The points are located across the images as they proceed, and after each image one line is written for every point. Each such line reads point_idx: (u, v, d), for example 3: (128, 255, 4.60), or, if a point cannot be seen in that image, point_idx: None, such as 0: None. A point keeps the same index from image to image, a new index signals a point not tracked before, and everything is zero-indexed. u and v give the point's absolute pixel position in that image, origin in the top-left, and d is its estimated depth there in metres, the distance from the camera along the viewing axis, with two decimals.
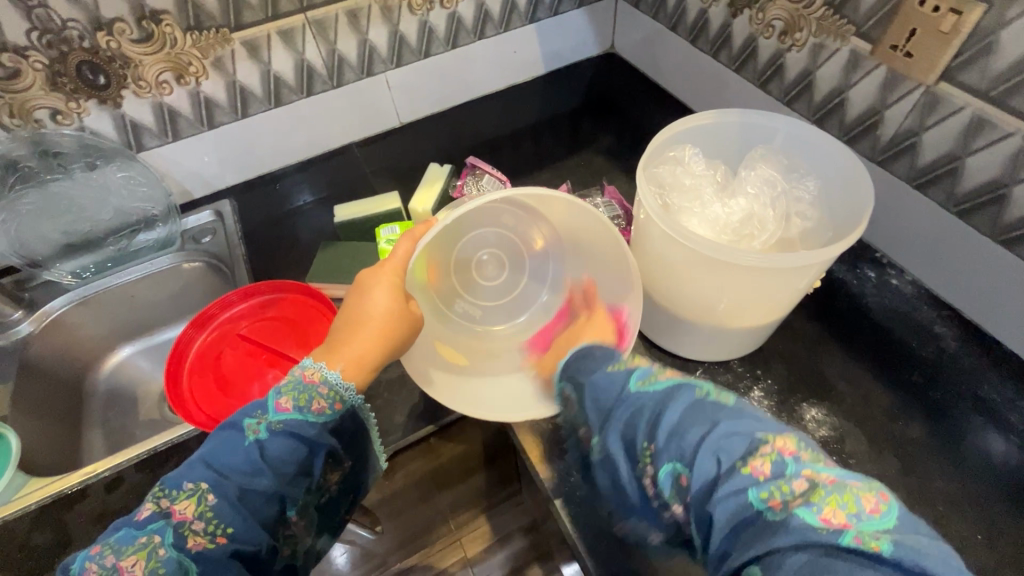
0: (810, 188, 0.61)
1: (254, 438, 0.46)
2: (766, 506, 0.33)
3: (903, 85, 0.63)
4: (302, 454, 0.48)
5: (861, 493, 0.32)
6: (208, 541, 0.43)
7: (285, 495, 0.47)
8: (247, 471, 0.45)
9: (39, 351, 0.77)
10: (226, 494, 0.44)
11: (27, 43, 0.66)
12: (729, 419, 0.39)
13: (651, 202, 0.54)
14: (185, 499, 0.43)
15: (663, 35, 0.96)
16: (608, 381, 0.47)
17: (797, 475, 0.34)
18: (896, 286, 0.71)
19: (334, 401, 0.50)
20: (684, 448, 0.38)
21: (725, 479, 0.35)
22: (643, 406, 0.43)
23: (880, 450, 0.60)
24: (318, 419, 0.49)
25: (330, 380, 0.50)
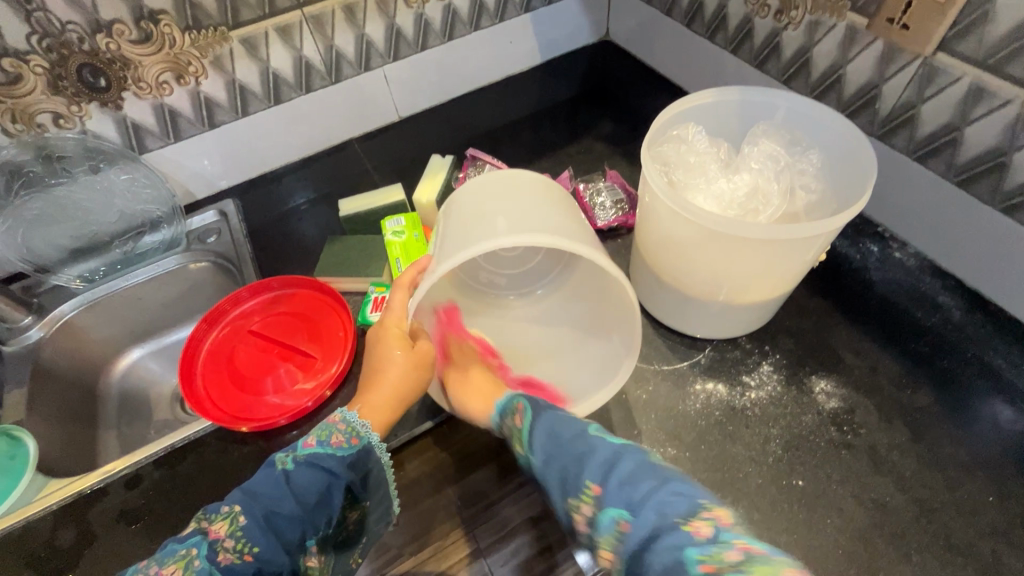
0: (813, 161, 0.62)
1: (281, 468, 0.49)
2: (700, 568, 0.35)
3: (900, 58, 0.64)
4: (322, 484, 0.49)
5: (782, 565, 0.34)
6: (235, 558, 0.45)
7: (307, 523, 0.48)
8: (274, 496, 0.47)
9: (51, 356, 0.78)
10: (255, 514, 0.46)
11: (27, 47, 0.66)
12: (675, 480, 0.41)
13: (657, 181, 0.55)
14: (220, 520, 0.46)
15: (658, 20, 0.96)
16: (567, 422, 0.50)
17: (731, 544, 0.36)
18: (899, 259, 0.72)
19: (351, 436, 0.52)
20: (632, 497, 0.41)
21: (667, 533, 0.38)
22: (600, 454, 0.46)
23: (889, 418, 0.60)
24: (335, 452, 0.51)
25: (349, 418, 0.53)
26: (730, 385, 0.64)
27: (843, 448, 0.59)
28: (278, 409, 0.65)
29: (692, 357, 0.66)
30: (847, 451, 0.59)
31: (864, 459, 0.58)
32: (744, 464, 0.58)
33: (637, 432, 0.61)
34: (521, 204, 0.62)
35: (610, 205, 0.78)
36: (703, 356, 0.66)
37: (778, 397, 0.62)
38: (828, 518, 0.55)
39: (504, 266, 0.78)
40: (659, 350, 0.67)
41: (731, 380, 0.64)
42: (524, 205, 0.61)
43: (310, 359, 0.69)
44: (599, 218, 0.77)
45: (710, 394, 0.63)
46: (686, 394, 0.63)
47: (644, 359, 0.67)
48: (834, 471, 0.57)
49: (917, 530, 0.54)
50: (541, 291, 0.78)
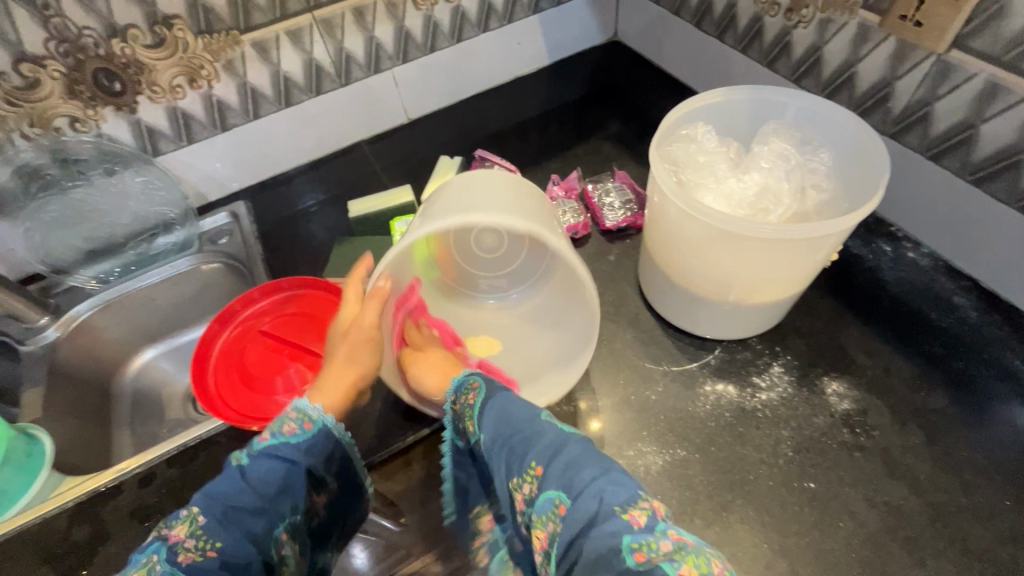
0: (824, 160, 0.61)
1: (237, 464, 0.48)
2: (633, 557, 0.37)
3: (913, 55, 0.63)
4: (280, 473, 0.48)
5: (709, 558, 0.36)
6: (198, 556, 0.43)
7: (271, 512, 0.47)
8: (231, 491, 0.46)
9: (67, 356, 0.79)
10: (214, 511, 0.45)
11: (45, 52, 0.67)
12: (616, 469, 0.43)
13: (666, 181, 0.55)
14: (179, 523, 0.45)
15: (666, 20, 0.96)
16: (517, 404, 0.51)
17: (665, 535, 0.38)
18: (912, 259, 0.71)
19: (305, 421, 0.51)
20: (574, 483, 0.42)
21: (604, 520, 0.39)
22: (546, 438, 0.47)
23: (903, 421, 0.60)
24: (289, 439, 0.50)
25: (299, 405, 0.52)
26: (740, 387, 0.63)
27: (856, 450, 0.58)
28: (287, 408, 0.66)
29: (702, 358, 0.66)
30: (860, 453, 0.58)
31: (876, 461, 0.57)
32: (754, 466, 0.58)
33: (646, 433, 0.61)
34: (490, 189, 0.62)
35: (618, 206, 0.78)
36: (712, 357, 0.66)
37: (789, 398, 0.62)
38: (841, 522, 0.54)
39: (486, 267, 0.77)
40: (668, 351, 0.67)
41: (741, 381, 0.64)
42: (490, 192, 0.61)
43: (319, 360, 0.70)
44: (608, 218, 0.77)
45: (720, 395, 0.63)
46: (695, 396, 0.63)
47: (653, 360, 0.66)
48: (845, 473, 0.57)
49: (931, 534, 0.53)
50: (515, 297, 0.77)
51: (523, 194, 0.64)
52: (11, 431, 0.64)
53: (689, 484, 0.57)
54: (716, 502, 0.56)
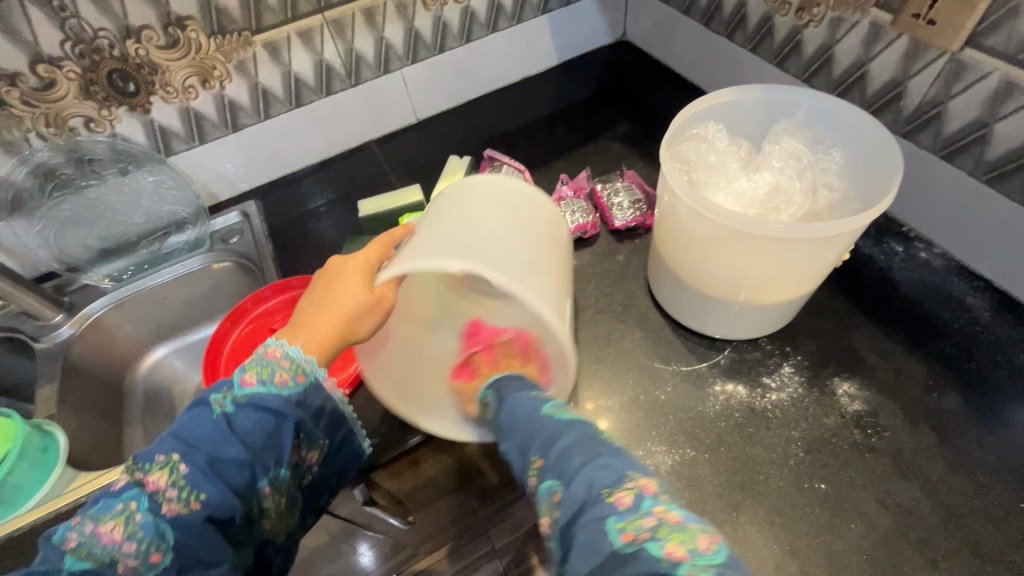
0: (836, 159, 0.61)
1: (221, 412, 0.46)
2: (620, 538, 0.37)
3: (926, 53, 0.63)
4: (268, 426, 0.46)
5: (696, 532, 0.36)
6: (181, 506, 0.43)
7: (255, 465, 0.46)
8: (214, 442, 0.44)
9: (80, 353, 0.80)
10: (198, 463, 0.44)
11: (61, 54, 0.68)
12: (607, 454, 0.44)
13: (676, 179, 0.55)
14: (158, 470, 0.43)
15: (675, 20, 0.96)
16: (524, 402, 0.52)
17: (649, 512, 0.38)
18: (924, 259, 0.70)
19: (297, 372, 0.48)
20: (566, 469, 0.43)
21: (592, 504, 0.40)
22: (545, 430, 0.48)
23: (914, 422, 0.59)
24: (281, 391, 0.47)
25: (291, 353, 0.48)
26: (750, 386, 0.63)
27: (867, 451, 0.58)
28: None
29: (711, 358, 0.66)
30: (871, 454, 0.57)
31: (888, 462, 0.57)
32: (764, 466, 0.57)
33: (655, 433, 0.60)
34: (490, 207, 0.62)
35: (627, 206, 0.78)
36: (722, 357, 0.66)
37: (799, 399, 0.61)
38: (852, 523, 0.54)
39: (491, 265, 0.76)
40: (677, 351, 0.67)
41: (751, 381, 0.63)
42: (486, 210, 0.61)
43: None
44: (616, 218, 0.77)
45: (730, 395, 0.62)
46: (705, 396, 0.63)
47: (662, 359, 0.66)
48: (856, 473, 0.56)
49: (944, 536, 0.53)
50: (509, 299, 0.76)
51: (502, 216, 0.61)
52: (26, 427, 0.65)
53: (699, 484, 0.57)
54: (725, 502, 0.56)
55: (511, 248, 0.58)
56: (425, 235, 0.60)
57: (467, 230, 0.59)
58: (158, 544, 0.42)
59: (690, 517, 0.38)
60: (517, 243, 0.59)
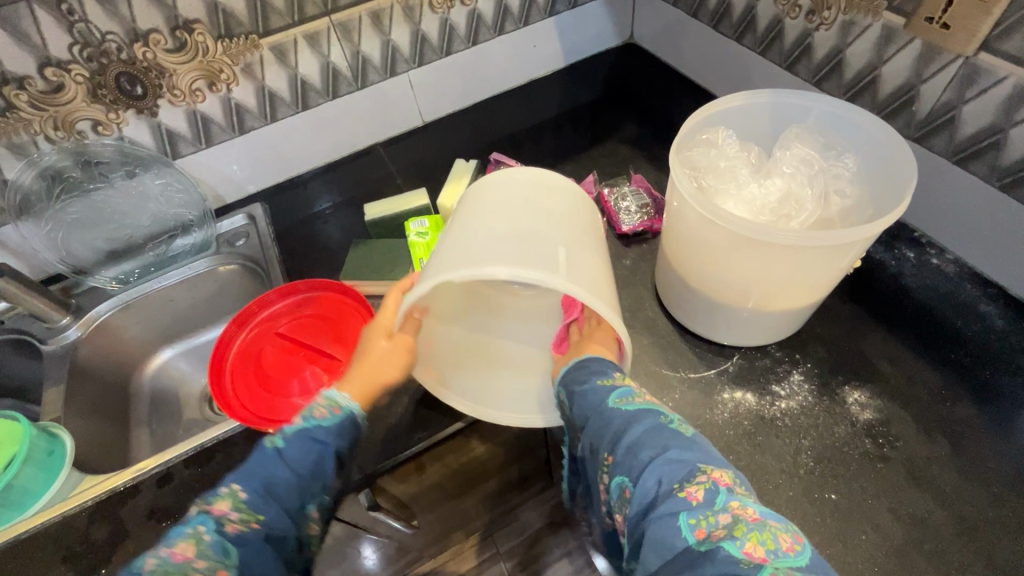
0: (849, 165, 0.60)
1: (273, 446, 0.49)
2: (695, 534, 0.37)
3: (940, 58, 0.62)
4: (314, 454, 0.48)
5: (775, 532, 0.36)
6: (243, 527, 0.44)
7: (305, 490, 0.47)
8: (270, 469, 0.47)
9: (87, 355, 0.80)
10: (255, 487, 0.46)
11: (69, 57, 0.68)
12: (679, 447, 0.43)
13: (686, 185, 0.54)
14: (222, 498, 0.45)
15: (683, 22, 0.95)
16: (592, 391, 0.51)
17: (724, 509, 0.38)
18: (936, 265, 0.69)
19: (335, 407, 0.51)
20: (637, 465, 0.43)
21: (664, 500, 0.40)
22: (612, 423, 0.47)
23: (927, 431, 0.58)
24: (322, 423, 0.50)
25: (329, 392, 0.52)
26: (759, 394, 0.62)
27: (879, 461, 0.57)
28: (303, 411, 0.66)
29: (720, 365, 0.65)
30: (883, 464, 0.57)
31: (900, 472, 0.56)
32: (774, 476, 0.57)
33: None
34: (513, 206, 0.60)
35: (635, 210, 0.77)
36: (730, 364, 0.65)
37: (810, 407, 0.61)
38: (863, 534, 0.53)
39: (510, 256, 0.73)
40: (686, 357, 0.66)
41: (760, 389, 0.63)
42: (513, 209, 0.59)
43: (335, 362, 0.70)
44: (624, 222, 0.76)
45: (738, 403, 0.62)
46: (713, 403, 0.62)
47: (670, 366, 0.66)
48: (868, 483, 0.56)
49: (957, 548, 0.52)
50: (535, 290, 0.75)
51: (530, 216, 0.58)
52: (33, 430, 0.65)
53: None
54: None
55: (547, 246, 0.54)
56: (449, 246, 0.57)
57: (494, 233, 0.56)
58: (224, 564, 0.42)
59: (768, 514, 0.38)
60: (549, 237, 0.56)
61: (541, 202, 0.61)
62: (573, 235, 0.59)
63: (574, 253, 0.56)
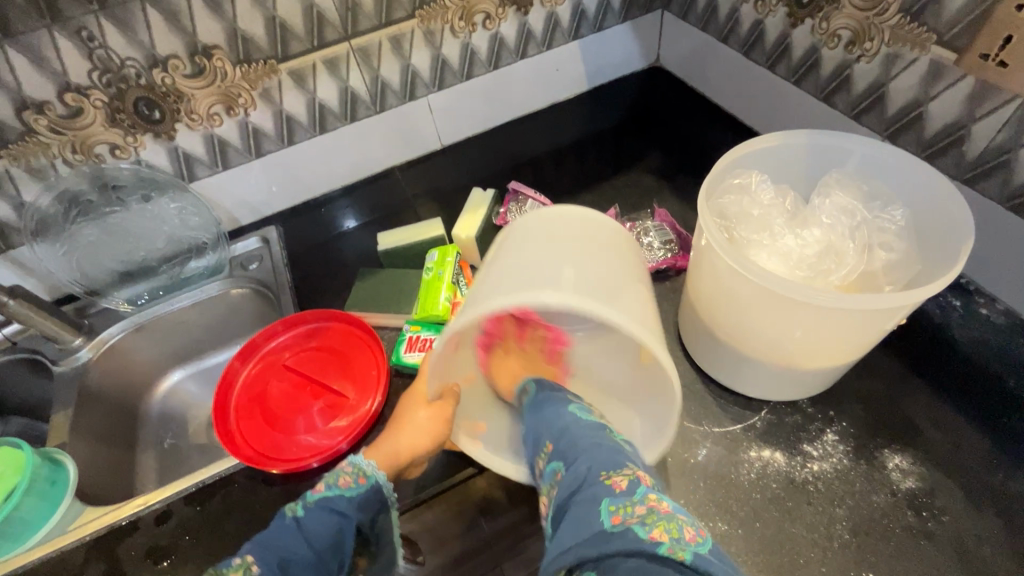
0: (895, 217, 0.56)
1: (294, 514, 0.51)
2: (609, 514, 0.41)
3: (995, 97, 0.57)
4: (333, 527, 0.50)
5: (683, 523, 0.40)
6: None
7: (319, 564, 0.49)
8: (287, 542, 0.49)
9: (97, 378, 0.80)
10: (269, 561, 0.47)
11: (88, 82, 0.68)
12: (613, 449, 0.48)
13: (715, 234, 0.51)
14: (234, 571, 0.47)
15: (712, 48, 0.92)
16: (554, 398, 0.58)
17: (640, 498, 0.42)
18: (985, 316, 0.64)
19: (359, 476, 0.53)
20: (575, 455, 0.49)
21: (591, 484, 0.45)
22: (562, 422, 0.54)
23: (978, 505, 0.53)
24: (345, 493, 0.52)
25: (356, 459, 0.54)
26: (789, 454, 0.58)
27: (922, 537, 0.52)
28: (309, 450, 0.64)
29: (747, 420, 0.61)
30: (927, 542, 0.52)
31: (948, 552, 0.51)
32: (805, 548, 0.52)
33: (684, 501, 0.56)
34: (520, 245, 0.58)
35: (658, 246, 0.74)
36: (758, 419, 0.61)
37: (845, 471, 0.56)
38: None
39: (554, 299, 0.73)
40: (709, 409, 0.62)
41: (791, 448, 0.58)
42: (521, 252, 0.57)
43: (341, 398, 0.68)
44: (647, 259, 0.73)
45: (766, 462, 0.57)
46: (739, 461, 0.58)
47: (693, 419, 0.61)
48: (910, 563, 0.51)
49: None
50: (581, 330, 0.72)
51: (563, 251, 0.56)
52: (36, 459, 0.64)
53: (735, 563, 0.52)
54: None
55: (580, 272, 0.53)
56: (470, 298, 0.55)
57: (503, 273, 0.55)
58: None
59: (678, 510, 0.42)
60: (569, 264, 0.54)
61: (553, 232, 0.59)
62: (588, 252, 0.57)
63: (605, 271, 0.55)
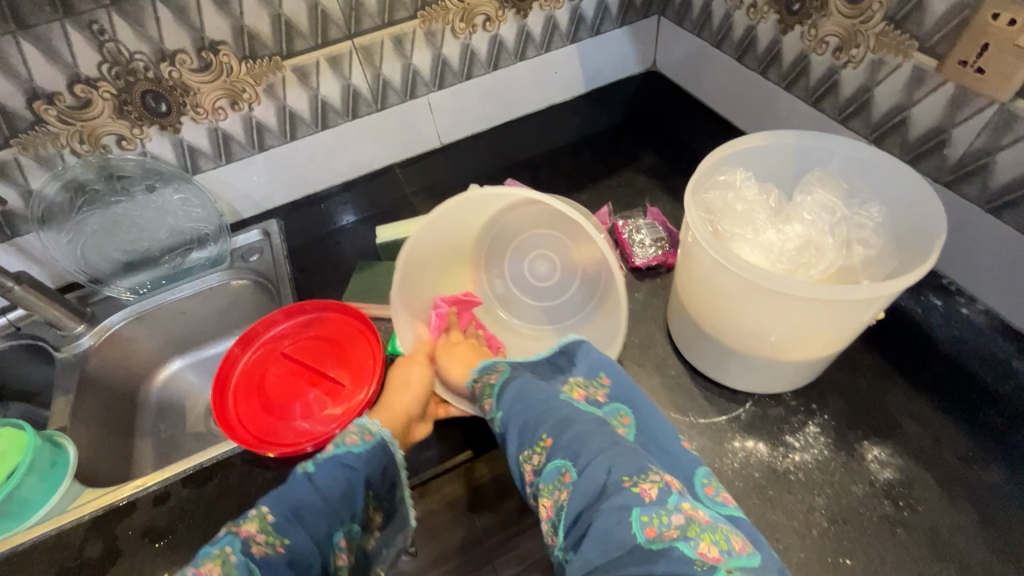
0: (873, 214, 0.58)
1: (304, 471, 0.53)
2: (646, 531, 0.40)
3: (974, 102, 0.60)
4: (343, 479, 0.53)
5: (727, 534, 0.40)
6: (269, 551, 0.47)
7: (332, 515, 0.51)
8: (299, 494, 0.51)
9: (97, 364, 0.81)
10: (282, 511, 0.49)
11: (97, 75, 0.70)
12: (625, 443, 0.47)
13: (700, 228, 0.53)
14: (249, 521, 0.48)
15: (707, 53, 0.94)
16: (537, 382, 0.55)
17: (675, 509, 0.41)
18: (966, 315, 0.66)
19: (365, 434, 0.56)
20: (581, 453, 0.46)
21: (614, 492, 0.43)
22: (563, 414, 0.51)
23: (952, 496, 0.55)
24: (352, 449, 0.54)
25: (361, 421, 0.58)
26: (772, 444, 0.60)
27: (898, 526, 0.53)
28: (303, 435, 0.65)
29: (732, 412, 0.62)
30: (903, 530, 0.53)
31: (922, 541, 0.53)
32: (785, 535, 0.54)
33: None
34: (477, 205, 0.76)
35: (650, 243, 0.76)
36: (743, 411, 0.62)
37: (825, 462, 0.58)
38: None
39: (532, 294, 0.83)
40: (696, 401, 0.64)
41: (773, 439, 0.60)
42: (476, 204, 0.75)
43: (337, 386, 0.70)
44: (638, 255, 0.75)
45: (750, 453, 0.59)
46: (723, 452, 0.59)
47: (679, 410, 0.63)
48: (887, 551, 0.52)
49: None
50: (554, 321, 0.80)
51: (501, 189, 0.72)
52: (38, 440, 0.66)
53: None
54: None
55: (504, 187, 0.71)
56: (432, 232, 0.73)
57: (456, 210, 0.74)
58: None
59: (714, 517, 0.42)
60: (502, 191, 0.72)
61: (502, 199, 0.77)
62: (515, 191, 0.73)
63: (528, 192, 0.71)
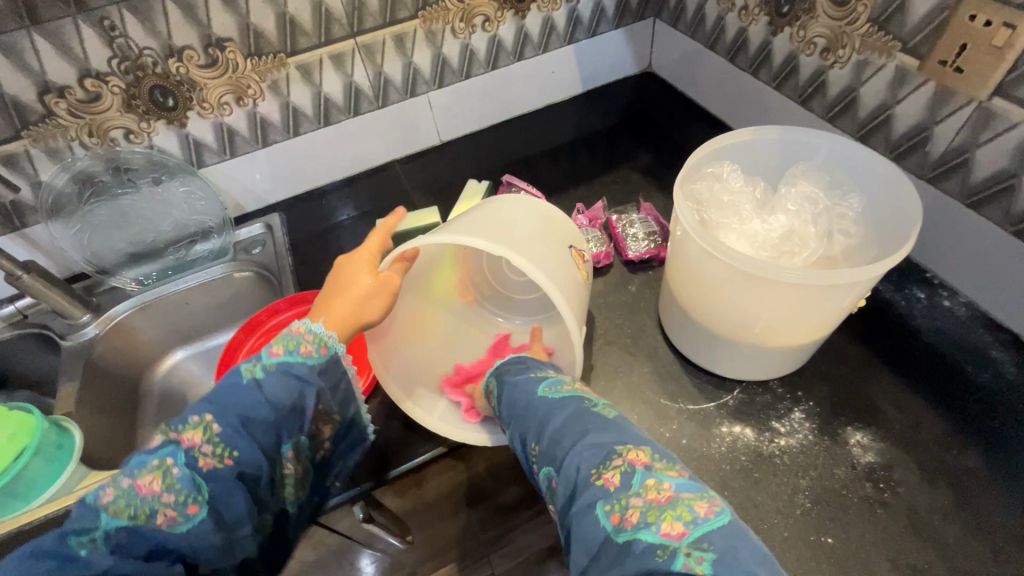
0: (853, 205, 0.60)
1: (251, 378, 0.47)
2: (610, 521, 0.39)
3: (953, 101, 0.62)
4: (294, 392, 0.48)
5: (689, 505, 0.37)
6: (216, 462, 0.44)
7: (282, 428, 0.47)
8: (246, 403, 0.45)
9: (102, 352, 0.83)
10: (229, 421, 0.44)
11: (107, 69, 0.72)
12: (594, 432, 0.46)
13: (687, 219, 0.55)
14: (191, 429, 0.44)
15: (700, 54, 0.97)
16: (524, 384, 0.55)
17: (635, 492, 0.39)
18: (948, 307, 0.68)
19: (320, 346, 0.51)
20: (557, 453, 0.46)
21: (583, 489, 0.42)
22: (538, 414, 0.50)
23: (931, 479, 0.57)
24: (306, 360, 0.49)
25: (315, 329, 0.51)
26: (759, 429, 0.62)
27: (878, 506, 0.55)
28: None
29: (720, 398, 0.64)
30: (882, 510, 0.55)
31: (901, 520, 0.54)
32: (769, 515, 0.56)
33: None
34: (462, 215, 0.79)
35: (642, 237, 0.78)
36: (731, 398, 0.64)
37: (809, 446, 0.60)
38: None
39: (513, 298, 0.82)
40: (685, 388, 0.66)
41: (760, 424, 0.62)
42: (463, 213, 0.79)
43: None
44: (630, 249, 0.77)
45: (736, 437, 0.61)
46: (711, 436, 0.61)
47: (670, 397, 0.65)
48: (867, 531, 0.54)
49: None
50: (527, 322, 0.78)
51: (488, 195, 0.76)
52: (45, 423, 0.67)
53: None
54: None
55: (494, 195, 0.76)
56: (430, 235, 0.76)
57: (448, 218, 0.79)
58: (195, 497, 0.43)
59: (683, 487, 0.39)
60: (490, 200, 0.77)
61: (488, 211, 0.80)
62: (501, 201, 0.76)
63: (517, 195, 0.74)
